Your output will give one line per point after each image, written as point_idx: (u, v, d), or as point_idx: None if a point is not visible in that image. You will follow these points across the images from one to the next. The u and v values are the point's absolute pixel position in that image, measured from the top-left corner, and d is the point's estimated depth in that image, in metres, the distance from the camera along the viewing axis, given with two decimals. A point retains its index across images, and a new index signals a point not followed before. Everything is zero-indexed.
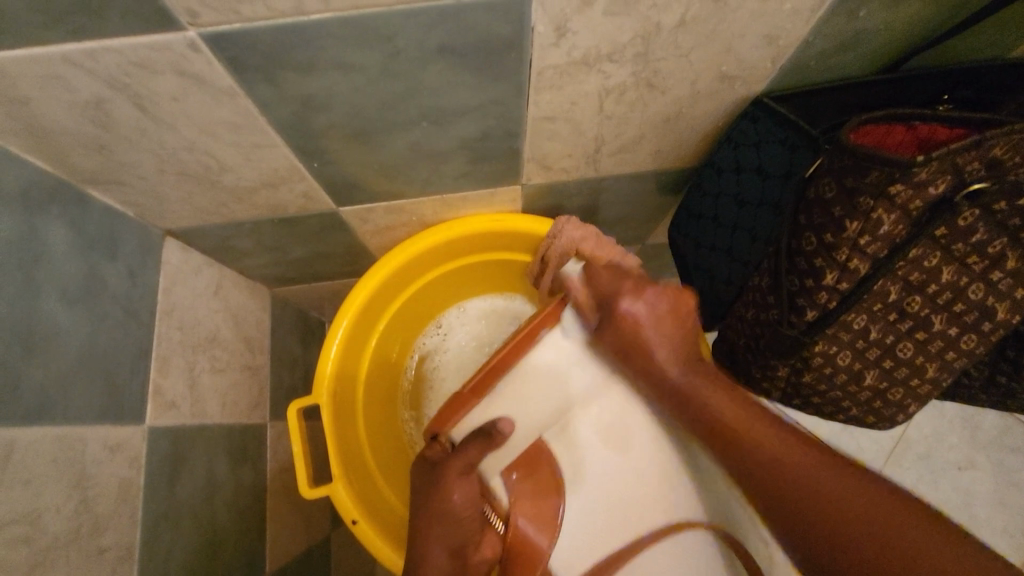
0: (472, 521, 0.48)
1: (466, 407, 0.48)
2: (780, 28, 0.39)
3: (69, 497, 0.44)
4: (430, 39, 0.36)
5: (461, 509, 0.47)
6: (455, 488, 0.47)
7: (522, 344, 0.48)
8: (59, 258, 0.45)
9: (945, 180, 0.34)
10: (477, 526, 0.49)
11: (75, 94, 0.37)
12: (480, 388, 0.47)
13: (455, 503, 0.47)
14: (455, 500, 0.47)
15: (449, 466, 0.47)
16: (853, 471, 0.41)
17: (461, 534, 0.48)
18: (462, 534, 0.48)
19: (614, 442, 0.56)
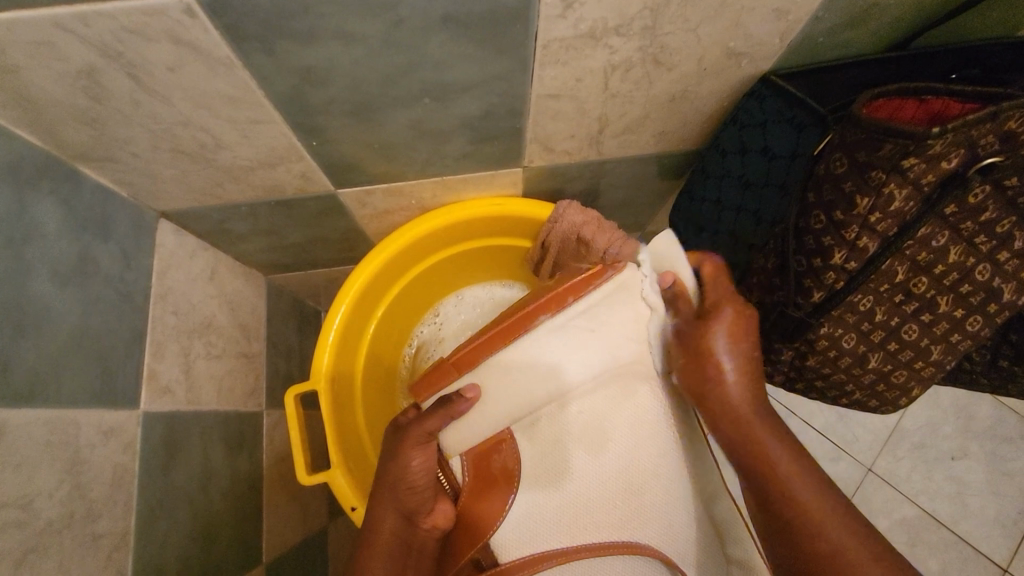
0: (415, 485, 0.44)
1: (445, 380, 0.45)
2: (791, 1, 0.38)
3: (61, 481, 0.42)
4: (434, 8, 0.35)
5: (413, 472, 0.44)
6: (409, 448, 0.45)
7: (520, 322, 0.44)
8: (50, 237, 0.44)
9: (959, 154, 0.33)
10: (428, 488, 0.44)
11: (66, 62, 0.35)
12: (461, 360, 0.44)
13: (412, 465, 0.44)
14: (409, 460, 0.45)
15: (410, 430, 0.45)
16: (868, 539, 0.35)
17: (410, 491, 0.44)
18: (405, 491, 0.44)
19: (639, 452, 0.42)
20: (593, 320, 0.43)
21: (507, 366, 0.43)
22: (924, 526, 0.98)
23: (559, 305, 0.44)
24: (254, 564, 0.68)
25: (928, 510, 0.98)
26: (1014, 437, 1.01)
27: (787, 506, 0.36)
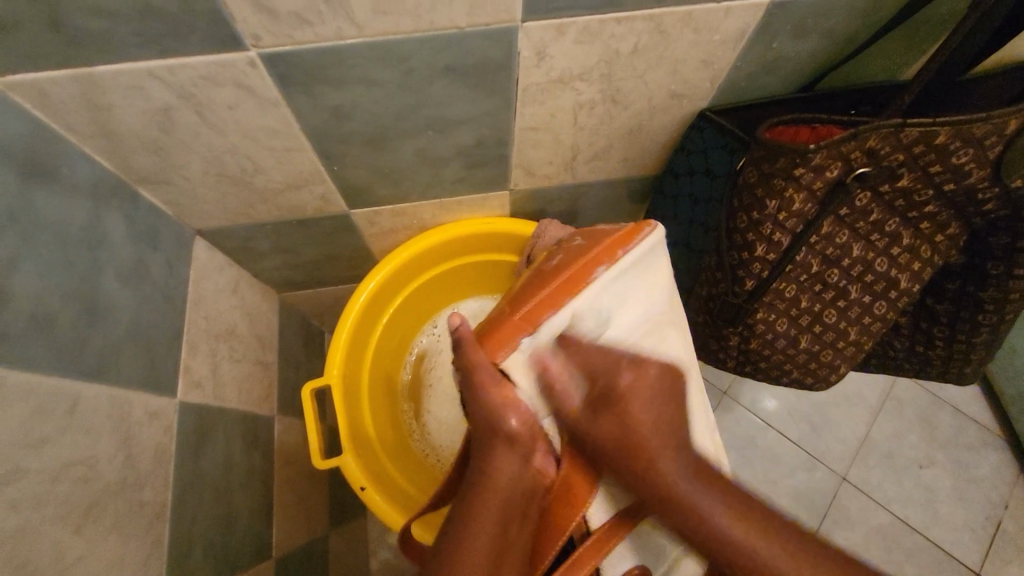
0: (529, 433, 0.48)
1: (519, 336, 0.46)
2: (714, 55, 0.49)
3: (117, 451, 0.49)
4: (438, 61, 0.46)
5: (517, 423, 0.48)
6: (511, 401, 0.47)
7: (588, 270, 0.47)
8: (116, 244, 0.53)
9: (838, 166, 0.44)
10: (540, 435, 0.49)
11: (150, 102, 0.45)
12: (535, 315, 0.46)
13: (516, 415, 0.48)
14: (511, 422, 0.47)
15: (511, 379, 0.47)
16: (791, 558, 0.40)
17: (524, 443, 0.48)
18: (522, 443, 0.48)
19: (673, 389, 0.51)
20: (635, 275, 0.49)
21: (586, 305, 0.46)
22: (896, 530, 1.05)
23: (612, 258, 0.47)
24: (265, 556, 0.73)
25: (900, 516, 1.05)
26: (975, 445, 1.10)
27: (700, 525, 0.43)
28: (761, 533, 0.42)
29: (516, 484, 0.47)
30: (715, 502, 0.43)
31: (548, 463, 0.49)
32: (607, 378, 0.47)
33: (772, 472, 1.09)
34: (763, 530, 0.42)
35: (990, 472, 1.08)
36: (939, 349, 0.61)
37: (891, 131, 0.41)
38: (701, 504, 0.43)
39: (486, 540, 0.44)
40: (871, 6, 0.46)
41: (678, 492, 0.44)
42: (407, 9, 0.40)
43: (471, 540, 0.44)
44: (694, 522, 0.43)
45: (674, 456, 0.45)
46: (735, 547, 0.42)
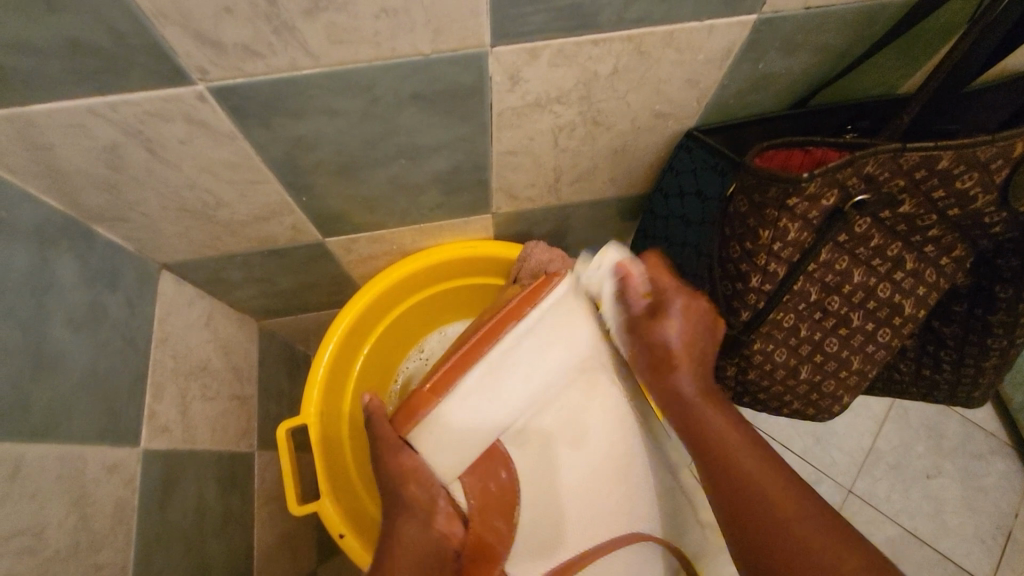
0: (426, 497, 0.45)
1: (427, 407, 0.45)
2: (699, 74, 0.46)
3: (69, 513, 0.46)
4: (404, 87, 0.42)
5: (412, 490, 0.45)
6: (409, 469, 0.45)
7: (479, 345, 0.46)
8: (66, 288, 0.49)
9: (834, 194, 0.40)
10: (440, 500, 0.45)
11: (94, 140, 0.42)
12: (440, 386, 0.45)
13: (410, 494, 0.45)
14: (412, 489, 0.45)
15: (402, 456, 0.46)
16: (823, 514, 0.39)
17: (420, 505, 0.45)
18: (420, 507, 0.45)
19: (573, 442, 0.48)
20: (552, 324, 0.47)
21: (490, 369, 0.45)
22: (906, 544, 1.01)
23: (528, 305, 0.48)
24: None
25: (908, 529, 1.02)
26: (984, 453, 1.07)
27: (739, 474, 0.42)
28: (758, 456, 0.43)
29: (422, 544, 0.45)
30: (737, 450, 0.43)
31: (453, 528, 0.45)
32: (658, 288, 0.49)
33: None
34: (800, 484, 0.41)
35: (999, 481, 1.05)
36: (947, 373, 0.58)
37: (891, 156, 0.38)
38: (744, 461, 0.42)
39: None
40: (862, 22, 0.43)
41: (769, 497, 0.40)
42: (365, 37, 0.37)
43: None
44: (741, 475, 0.42)
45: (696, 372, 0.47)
46: (778, 508, 0.40)
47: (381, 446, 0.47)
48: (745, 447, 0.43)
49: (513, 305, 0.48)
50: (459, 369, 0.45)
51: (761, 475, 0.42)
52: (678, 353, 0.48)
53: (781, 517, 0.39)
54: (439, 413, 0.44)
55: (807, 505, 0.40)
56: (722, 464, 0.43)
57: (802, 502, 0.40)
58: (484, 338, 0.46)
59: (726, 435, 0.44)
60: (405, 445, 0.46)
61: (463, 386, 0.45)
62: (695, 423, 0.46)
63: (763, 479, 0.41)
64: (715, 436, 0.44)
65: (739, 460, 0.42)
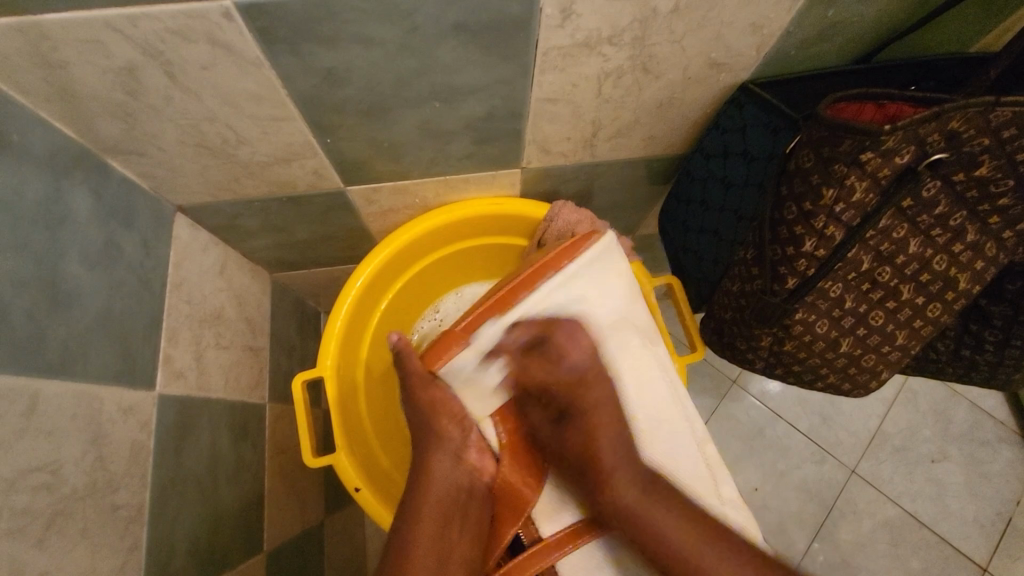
0: (460, 437, 0.57)
1: (455, 345, 0.53)
2: (765, 17, 0.43)
3: (86, 451, 0.45)
4: (446, 17, 0.39)
5: (449, 432, 0.56)
6: (439, 400, 0.55)
7: (517, 292, 0.53)
8: (81, 222, 0.47)
9: (910, 150, 0.38)
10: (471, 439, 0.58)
11: (112, 60, 0.39)
12: (471, 328, 0.53)
13: (441, 426, 0.56)
14: (443, 425, 0.56)
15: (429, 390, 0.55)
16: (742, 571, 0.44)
17: (454, 444, 0.56)
18: (452, 445, 0.56)
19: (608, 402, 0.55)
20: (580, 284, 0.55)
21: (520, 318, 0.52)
22: (906, 525, 1.01)
23: (559, 266, 0.54)
24: (257, 550, 0.69)
25: (910, 511, 1.02)
26: (991, 441, 1.06)
27: (652, 539, 0.47)
28: (665, 514, 0.47)
29: (450, 480, 0.55)
30: (656, 510, 0.47)
31: (486, 464, 0.58)
32: (572, 395, 0.52)
33: (781, 464, 1.05)
34: (706, 539, 0.46)
35: (1004, 469, 1.04)
36: (989, 354, 0.56)
37: (978, 111, 0.36)
38: (629, 504, 0.48)
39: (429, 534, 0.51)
40: None
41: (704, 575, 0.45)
42: None
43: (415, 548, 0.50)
44: (629, 528, 0.48)
45: (632, 482, 0.49)
46: (675, 547, 0.46)
47: (413, 381, 0.54)
48: (665, 517, 0.47)
49: (543, 265, 0.55)
50: (489, 316, 0.53)
51: (723, 566, 0.44)
52: (592, 399, 0.52)
53: (687, 548, 0.46)
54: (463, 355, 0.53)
55: (711, 557, 0.45)
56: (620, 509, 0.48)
57: (719, 551, 0.45)
58: (500, 306, 0.53)
59: (686, 545, 0.46)
60: (433, 380, 0.55)
61: (487, 336, 0.52)
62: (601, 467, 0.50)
63: (664, 528, 0.46)
64: (645, 531, 0.47)
65: (659, 530, 0.47)
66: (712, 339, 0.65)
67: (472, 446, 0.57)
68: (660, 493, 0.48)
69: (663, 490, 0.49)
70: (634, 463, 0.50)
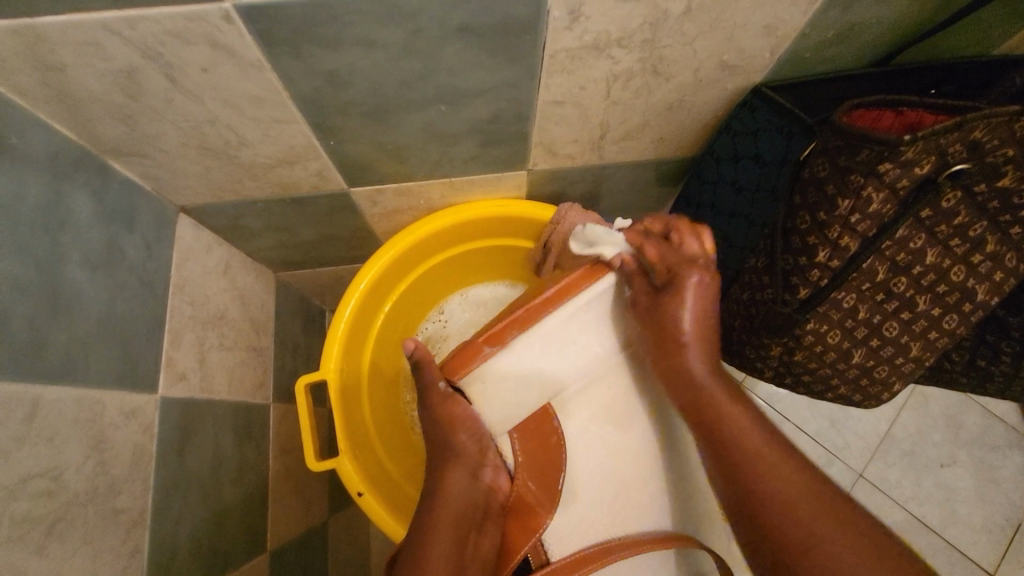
0: (478, 451, 0.53)
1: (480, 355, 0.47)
2: (781, 19, 0.41)
3: (87, 456, 0.45)
4: (451, 19, 0.38)
5: (466, 447, 0.52)
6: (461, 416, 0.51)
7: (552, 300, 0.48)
8: (82, 225, 0.47)
9: (930, 161, 0.37)
10: (489, 454, 0.53)
11: (111, 62, 0.38)
12: (499, 334, 0.47)
13: (460, 439, 0.52)
14: (461, 437, 0.52)
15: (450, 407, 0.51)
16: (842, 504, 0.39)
17: (471, 459, 0.53)
18: (468, 460, 0.52)
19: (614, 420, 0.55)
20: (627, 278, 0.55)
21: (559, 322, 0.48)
22: (913, 529, 1.00)
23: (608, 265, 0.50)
24: (260, 550, 0.69)
25: (917, 515, 1.00)
26: (1002, 446, 1.04)
27: (732, 449, 0.42)
28: (791, 466, 0.41)
29: (469, 497, 0.52)
30: (737, 414, 0.44)
31: (499, 479, 0.54)
32: (677, 274, 0.46)
33: None
34: (783, 452, 0.41)
35: (1014, 475, 1.02)
36: (1005, 365, 0.55)
37: (1004, 120, 0.35)
38: (730, 423, 0.43)
39: (447, 546, 0.49)
40: None
41: (752, 453, 0.42)
42: None
43: (429, 558, 0.48)
44: (732, 435, 0.43)
45: (702, 352, 0.46)
46: (750, 455, 0.41)
47: (430, 394, 0.52)
48: (746, 422, 0.43)
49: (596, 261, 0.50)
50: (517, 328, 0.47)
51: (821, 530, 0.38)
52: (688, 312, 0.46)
53: (771, 483, 0.40)
54: (490, 364, 0.47)
55: (794, 485, 0.40)
56: (702, 399, 0.45)
57: (787, 468, 0.40)
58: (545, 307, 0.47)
59: (768, 482, 0.40)
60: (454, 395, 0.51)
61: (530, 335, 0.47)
62: (693, 389, 0.46)
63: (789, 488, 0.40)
64: (744, 449, 0.42)
65: (774, 498, 0.40)
66: (720, 345, 0.64)
67: (491, 461, 0.54)
68: (725, 385, 0.46)
69: (750, 402, 0.45)
70: (715, 379, 0.46)
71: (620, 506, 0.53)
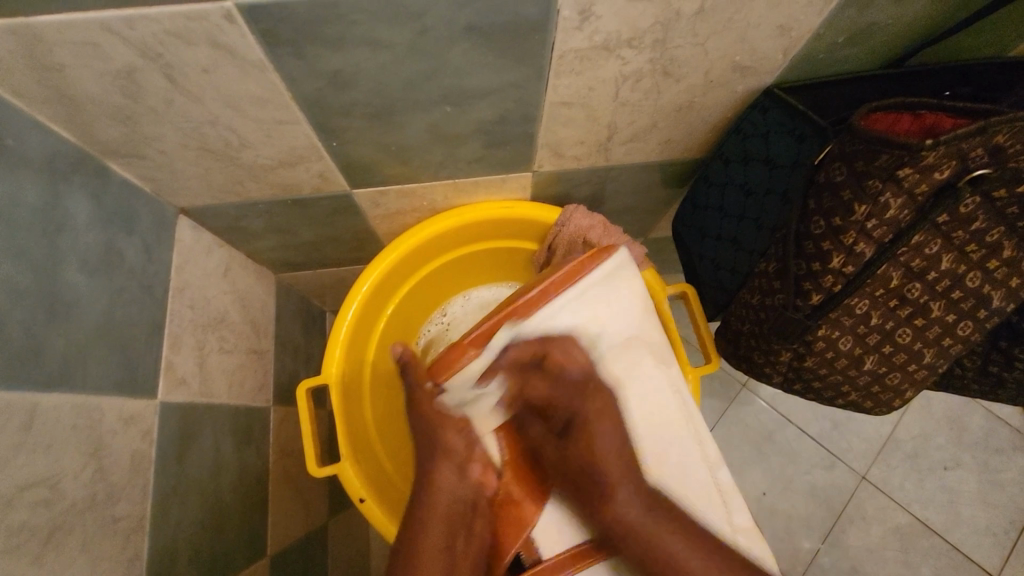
0: (466, 448, 0.53)
1: (462, 354, 0.52)
2: (795, 19, 0.40)
3: (85, 464, 0.44)
4: (459, 19, 0.37)
5: (455, 446, 0.52)
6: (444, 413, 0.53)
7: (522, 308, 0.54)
8: (80, 228, 0.46)
9: (950, 165, 0.36)
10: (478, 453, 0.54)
11: (109, 62, 0.37)
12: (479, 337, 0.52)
13: (453, 440, 0.52)
14: (455, 437, 0.52)
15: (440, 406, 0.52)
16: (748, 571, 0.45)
17: (461, 456, 0.52)
18: (459, 458, 0.52)
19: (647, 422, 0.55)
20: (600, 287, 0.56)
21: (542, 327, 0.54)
22: (917, 532, 0.99)
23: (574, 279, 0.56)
24: (260, 555, 0.68)
25: (920, 518, 1.00)
26: (1006, 448, 1.03)
27: (659, 555, 0.46)
28: (682, 537, 0.46)
29: (459, 496, 0.52)
30: (663, 532, 0.46)
31: (489, 478, 0.55)
32: (570, 408, 0.51)
33: (790, 469, 1.03)
34: (672, 528, 0.46)
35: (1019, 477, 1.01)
36: (1019, 371, 0.54)
37: None
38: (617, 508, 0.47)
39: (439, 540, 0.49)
40: None
41: (681, 565, 0.45)
42: None
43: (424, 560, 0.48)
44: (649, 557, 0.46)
45: (630, 489, 0.48)
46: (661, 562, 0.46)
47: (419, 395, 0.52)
48: (672, 539, 0.46)
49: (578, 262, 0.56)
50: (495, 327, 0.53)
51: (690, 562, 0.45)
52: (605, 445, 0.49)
53: (682, 561, 0.45)
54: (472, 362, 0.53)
55: (696, 562, 0.45)
56: (620, 526, 0.47)
57: (711, 565, 0.45)
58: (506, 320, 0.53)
59: (662, 529, 0.46)
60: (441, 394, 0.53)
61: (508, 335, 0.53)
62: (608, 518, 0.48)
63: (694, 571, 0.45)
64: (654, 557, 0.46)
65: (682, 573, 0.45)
66: (727, 349, 0.64)
67: (479, 459, 0.53)
68: (664, 516, 0.47)
69: (644, 492, 0.48)
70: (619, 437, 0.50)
71: (605, 515, 0.56)
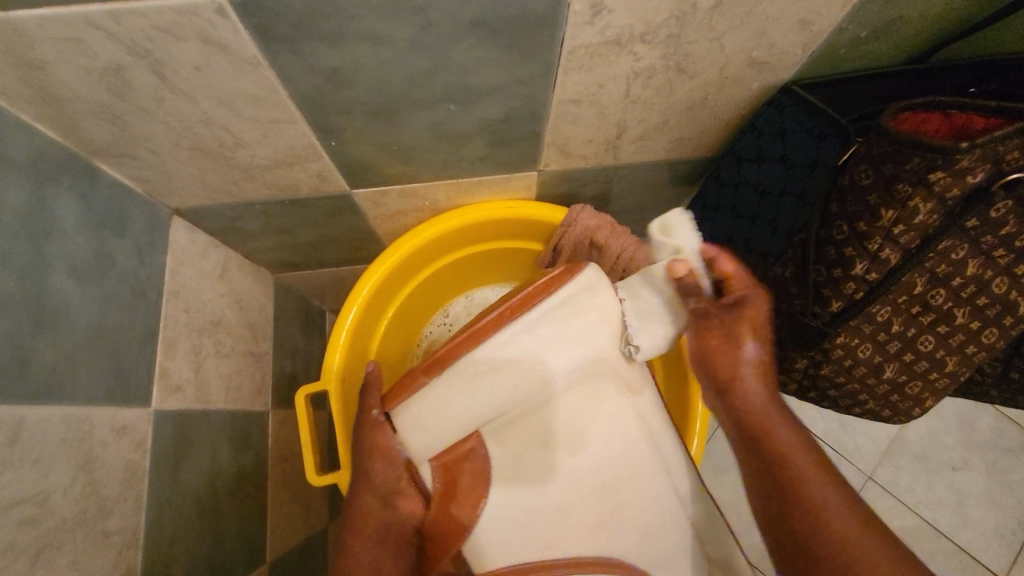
0: (395, 481, 0.48)
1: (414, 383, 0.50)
2: (817, 13, 0.38)
3: (75, 478, 0.42)
4: (464, 13, 0.35)
5: (381, 477, 0.48)
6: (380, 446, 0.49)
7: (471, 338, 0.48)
8: (68, 233, 0.44)
9: (984, 169, 0.35)
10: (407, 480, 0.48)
11: (94, 59, 0.35)
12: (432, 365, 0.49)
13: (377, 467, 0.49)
14: (380, 467, 0.48)
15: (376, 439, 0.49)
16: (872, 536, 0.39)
17: (382, 485, 0.48)
18: (381, 487, 0.48)
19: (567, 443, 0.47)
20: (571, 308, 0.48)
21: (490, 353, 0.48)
22: (923, 533, 0.98)
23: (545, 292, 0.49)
24: (259, 562, 0.67)
25: (927, 519, 0.98)
26: (1015, 448, 1.01)
27: (775, 447, 0.43)
28: (804, 445, 0.43)
29: (382, 522, 0.49)
30: (781, 430, 0.43)
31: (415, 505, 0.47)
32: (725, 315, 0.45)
33: None
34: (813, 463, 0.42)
35: None
36: None
37: None
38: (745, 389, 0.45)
39: None
40: None
41: (787, 450, 0.42)
42: None
43: None
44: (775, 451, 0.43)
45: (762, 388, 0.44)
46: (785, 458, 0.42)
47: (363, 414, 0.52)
48: (788, 427, 0.43)
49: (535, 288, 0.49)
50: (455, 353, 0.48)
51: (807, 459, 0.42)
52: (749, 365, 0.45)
53: (802, 463, 0.41)
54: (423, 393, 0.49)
55: (835, 496, 0.40)
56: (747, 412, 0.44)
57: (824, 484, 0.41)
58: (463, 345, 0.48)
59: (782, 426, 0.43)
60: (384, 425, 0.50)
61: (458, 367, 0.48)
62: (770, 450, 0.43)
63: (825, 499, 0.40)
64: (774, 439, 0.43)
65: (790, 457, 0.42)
66: None
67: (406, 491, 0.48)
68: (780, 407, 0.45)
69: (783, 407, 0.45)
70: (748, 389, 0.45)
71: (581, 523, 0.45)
